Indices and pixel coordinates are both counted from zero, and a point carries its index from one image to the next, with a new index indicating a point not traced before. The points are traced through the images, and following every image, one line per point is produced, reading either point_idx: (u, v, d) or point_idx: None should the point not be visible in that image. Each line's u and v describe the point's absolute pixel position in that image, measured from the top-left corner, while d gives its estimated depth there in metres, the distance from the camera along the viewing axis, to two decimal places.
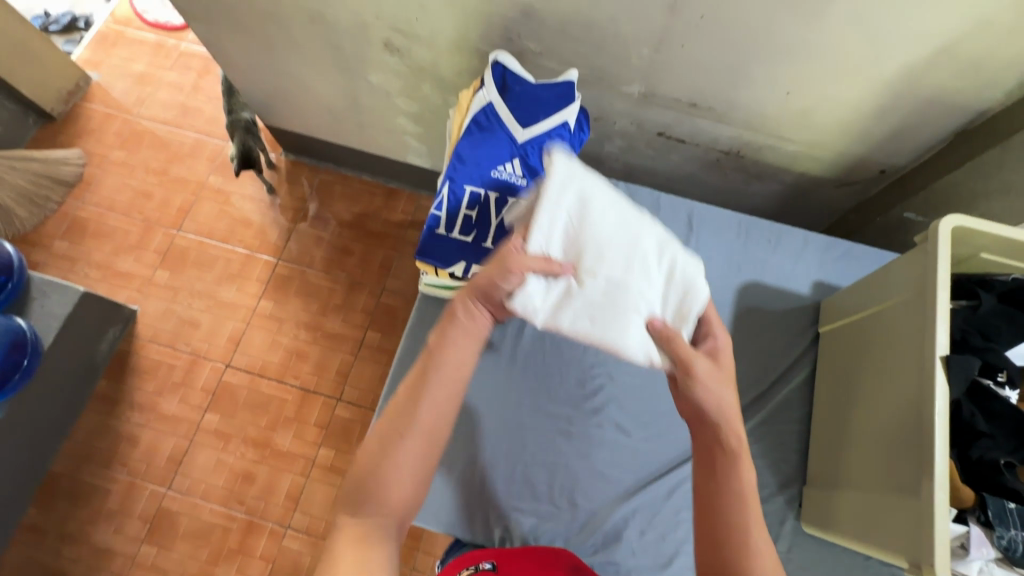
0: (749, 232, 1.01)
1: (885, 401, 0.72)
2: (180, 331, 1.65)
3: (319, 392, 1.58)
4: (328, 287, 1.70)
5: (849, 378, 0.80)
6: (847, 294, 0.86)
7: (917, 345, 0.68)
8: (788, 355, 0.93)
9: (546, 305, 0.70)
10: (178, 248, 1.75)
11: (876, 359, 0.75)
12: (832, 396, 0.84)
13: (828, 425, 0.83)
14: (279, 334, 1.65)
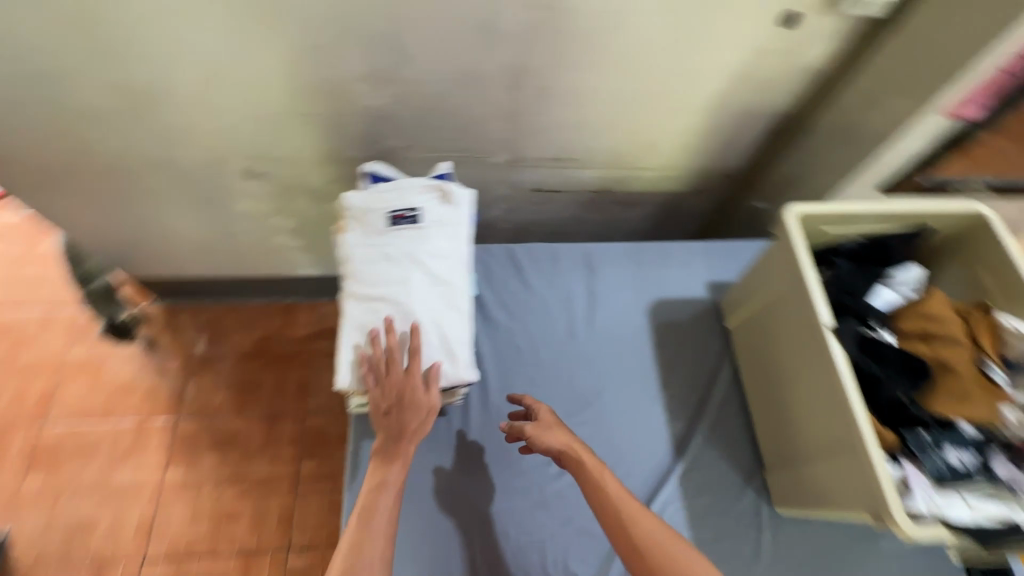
0: (641, 257, 1.09)
1: (800, 377, 0.80)
2: (72, 540, 1.38)
3: (263, 551, 1.40)
4: (245, 428, 1.54)
5: (766, 364, 0.89)
6: (740, 294, 0.96)
7: (806, 324, 0.77)
8: (711, 358, 1.00)
9: (364, 372, 0.74)
10: (47, 444, 1.49)
11: (781, 343, 0.85)
12: (759, 384, 0.92)
13: (765, 411, 0.90)
14: (199, 501, 1.45)
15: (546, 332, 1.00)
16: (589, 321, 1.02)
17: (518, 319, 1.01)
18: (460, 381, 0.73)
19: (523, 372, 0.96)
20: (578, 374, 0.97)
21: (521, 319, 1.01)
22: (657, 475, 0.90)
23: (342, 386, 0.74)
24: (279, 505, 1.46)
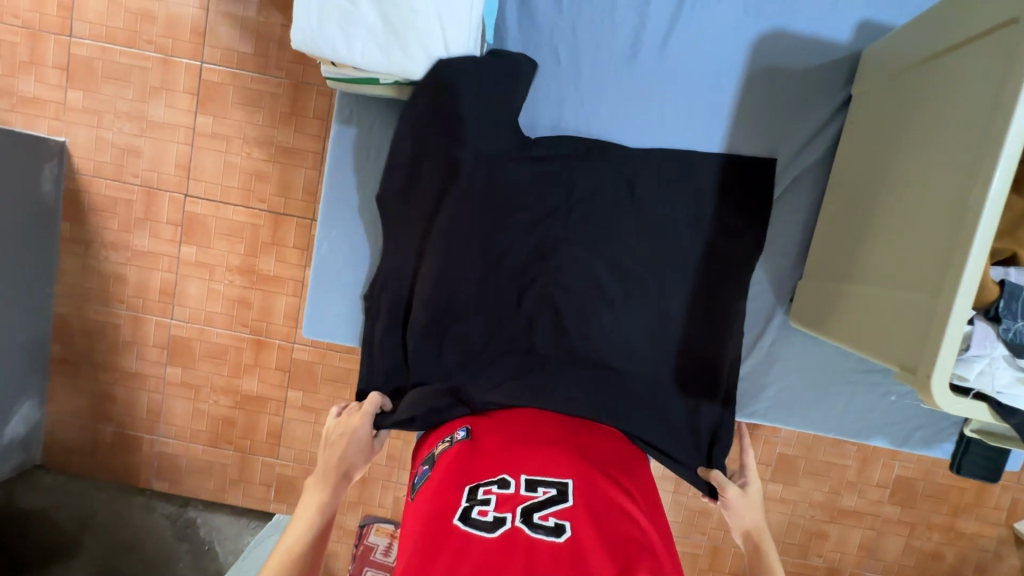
0: (758, 5, 0.94)
1: (908, 194, 0.74)
2: (123, 158, 1.48)
3: (285, 212, 1.49)
4: (268, 92, 1.45)
5: (883, 166, 0.81)
6: (890, 71, 0.83)
7: (992, 116, 0.62)
8: (784, 155, 0.96)
9: (333, 43, 0.78)
10: (79, 59, 1.45)
11: (916, 142, 0.75)
12: (858, 194, 0.85)
13: (845, 224, 0.87)
14: (230, 155, 1.48)
15: (608, 62, 0.96)
16: (656, 39, 0.95)
17: (569, 19, 0.95)
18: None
19: (571, 116, 0.98)
20: (628, 139, 0.98)
21: (581, 41, 0.96)
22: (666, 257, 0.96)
23: (298, 47, 0.78)
24: (306, 175, 1.47)
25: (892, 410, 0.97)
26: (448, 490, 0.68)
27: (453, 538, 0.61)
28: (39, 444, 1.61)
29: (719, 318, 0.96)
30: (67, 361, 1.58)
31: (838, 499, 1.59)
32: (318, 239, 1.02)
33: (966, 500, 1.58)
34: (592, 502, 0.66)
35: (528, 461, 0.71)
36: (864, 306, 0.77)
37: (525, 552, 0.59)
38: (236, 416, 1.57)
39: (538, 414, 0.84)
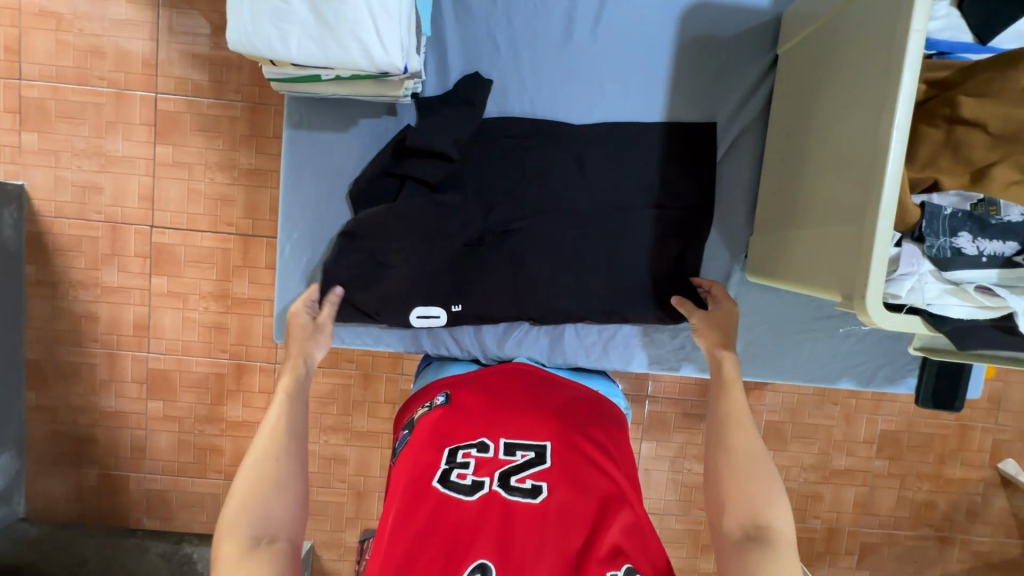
0: None
1: (828, 139, 0.78)
2: (84, 195, 1.47)
3: (255, 233, 1.49)
4: (225, 117, 1.46)
5: (804, 116, 0.86)
6: (807, 26, 0.87)
7: (888, 54, 0.67)
8: (723, 117, 1.00)
9: (267, 41, 0.79)
10: (31, 101, 1.44)
11: (829, 90, 0.80)
12: (790, 145, 0.90)
13: (782, 175, 0.91)
14: (193, 181, 1.48)
15: (546, 47, 0.99)
16: (589, 21, 0.99)
17: (503, 9, 0.98)
18: (392, 69, 0.80)
19: (518, 102, 1.01)
20: (575, 118, 1.01)
21: (518, 30, 0.99)
22: (621, 233, 1.00)
23: (236, 47, 0.78)
24: (272, 195, 1.48)
25: (853, 352, 1.01)
26: (430, 450, 0.76)
27: (432, 497, 0.69)
28: (20, 495, 1.57)
29: (680, 279, 1.01)
30: (44, 407, 1.54)
31: (828, 459, 1.62)
32: (281, 242, 1.03)
33: (950, 446, 1.62)
34: (565, 461, 0.74)
35: (506, 426, 0.79)
36: (804, 248, 0.81)
37: (503, 513, 0.67)
38: (223, 444, 1.55)
39: (512, 376, 0.91)
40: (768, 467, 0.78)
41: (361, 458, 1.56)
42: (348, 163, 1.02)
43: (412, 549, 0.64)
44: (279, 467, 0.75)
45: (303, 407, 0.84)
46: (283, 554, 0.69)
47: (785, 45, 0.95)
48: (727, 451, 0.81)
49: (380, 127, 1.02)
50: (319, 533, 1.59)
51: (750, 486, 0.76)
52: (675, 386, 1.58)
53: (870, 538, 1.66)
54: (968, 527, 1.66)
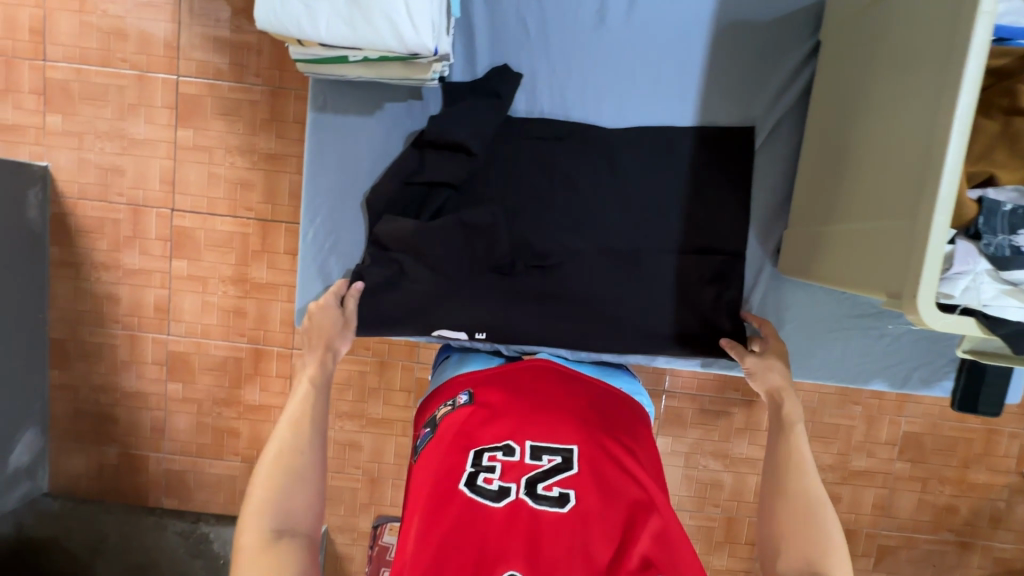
0: None
1: (878, 137, 0.75)
2: (107, 178, 1.48)
3: (273, 218, 1.48)
4: (246, 100, 1.45)
5: (848, 110, 0.82)
6: (857, 13, 0.83)
7: (950, 48, 0.63)
8: (759, 108, 0.97)
9: (296, 20, 0.77)
10: (55, 83, 1.45)
11: (881, 86, 0.76)
12: (834, 141, 0.86)
13: (823, 172, 0.88)
14: (213, 165, 1.48)
15: (578, 32, 0.97)
16: (622, 5, 0.96)
17: None
18: (422, 51, 0.79)
19: (546, 89, 0.99)
20: (605, 106, 0.99)
21: (549, 14, 0.96)
22: (647, 225, 0.98)
23: (264, 27, 0.77)
24: (291, 180, 1.47)
25: (885, 351, 0.99)
26: (454, 452, 0.75)
27: (458, 502, 0.68)
28: (44, 471, 1.60)
29: (710, 274, 0.98)
30: (67, 385, 1.57)
31: (848, 460, 1.59)
32: (304, 226, 1.02)
33: (974, 451, 1.58)
34: (592, 467, 0.73)
35: (532, 429, 0.77)
36: (846, 250, 0.78)
37: (530, 521, 0.66)
38: (240, 427, 1.57)
39: (537, 374, 0.89)
40: (831, 512, 0.76)
41: (376, 445, 1.56)
42: (372, 149, 1.00)
43: (439, 556, 0.63)
44: (302, 460, 0.75)
45: (324, 403, 0.83)
46: (298, 545, 0.68)
47: (828, 32, 0.91)
48: (786, 496, 0.80)
49: (404, 111, 1.00)
50: (333, 518, 1.60)
51: (813, 532, 0.74)
52: (694, 381, 1.56)
53: (888, 541, 1.63)
54: (990, 533, 1.62)
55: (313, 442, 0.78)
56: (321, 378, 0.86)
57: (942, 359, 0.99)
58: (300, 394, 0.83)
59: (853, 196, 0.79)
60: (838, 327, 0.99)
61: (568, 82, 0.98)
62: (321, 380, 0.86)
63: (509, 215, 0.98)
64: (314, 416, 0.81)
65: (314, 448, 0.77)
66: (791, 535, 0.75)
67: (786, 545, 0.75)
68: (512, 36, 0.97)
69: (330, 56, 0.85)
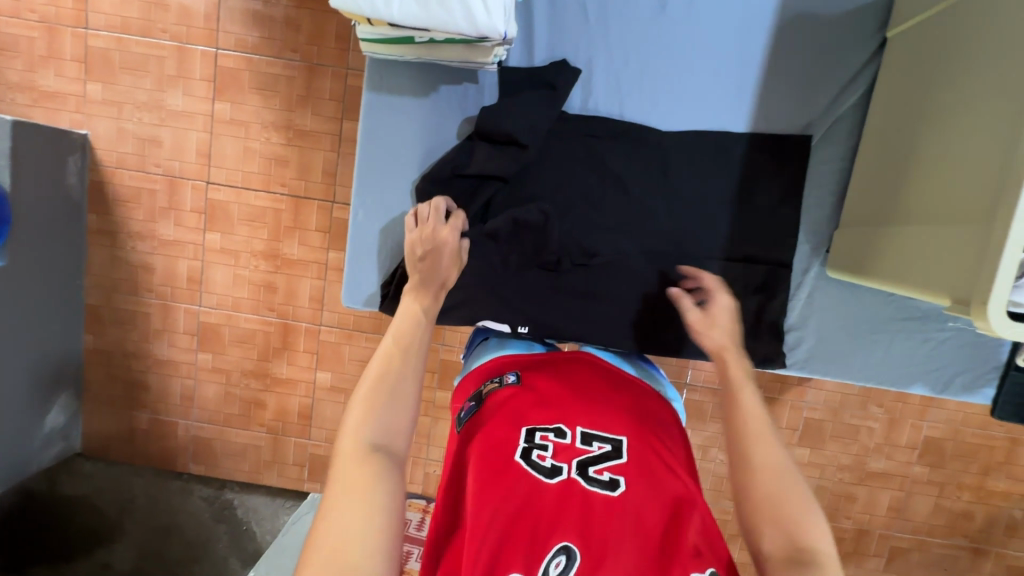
0: None
1: (964, 134, 0.74)
2: (145, 148, 1.50)
3: (306, 195, 1.50)
4: (283, 76, 1.45)
5: (928, 108, 0.82)
6: (934, 7, 0.82)
7: None
8: (820, 105, 0.96)
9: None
10: (96, 51, 1.46)
11: (966, 84, 0.75)
12: (904, 140, 0.85)
13: (890, 172, 0.87)
14: (249, 140, 1.49)
15: (636, 19, 0.95)
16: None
17: None
18: (493, 34, 0.78)
19: (601, 78, 0.98)
20: (658, 96, 0.98)
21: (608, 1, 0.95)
22: (691, 219, 0.98)
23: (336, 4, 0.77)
24: (325, 158, 1.48)
25: (929, 357, 0.99)
26: (507, 428, 0.76)
27: (513, 474, 0.70)
28: (78, 432, 1.65)
29: (757, 274, 0.98)
30: (100, 350, 1.61)
31: (867, 461, 1.59)
32: (353, 206, 1.03)
33: (995, 459, 1.58)
34: (642, 457, 0.74)
35: (582, 415, 0.79)
36: (911, 250, 0.78)
37: (582, 501, 0.68)
38: (266, 399, 1.61)
39: (583, 365, 0.90)
40: (803, 484, 0.70)
41: None
42: (425, 128, 1.01)
43: (495, 522, 0.65)
44: (400, 386, 0.71)
45: (428, 333, 0.78)
46: (387, 466, 0.64)
47: (898, 28, 0.89)
48: (750, 468, 0.72)
49: (458, 95, 1.00)
50: None
51: (786, 507, 0.67)
52: (716, 376, 1.56)
53: (901, 543, 1.64)
54: (1004, 541, 1.62)
55: (412, 366, 0.74)
56: (422, 304, 0.81)
57: (986, 368, 0.99)
58: (407, 313, 0.79)
59: (928, 195, 0.78)
60: (882, 331, 0.99)
61: (621, 71, 0.97)
62: (422, 306, 0.81)
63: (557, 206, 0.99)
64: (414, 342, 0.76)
65: (414, 373, 0.73)
66: (768, 508, 0.68)
67: (760, 520, 0.68)
68: (571, 22, 0.96)
69: (395, 36, 0.85)
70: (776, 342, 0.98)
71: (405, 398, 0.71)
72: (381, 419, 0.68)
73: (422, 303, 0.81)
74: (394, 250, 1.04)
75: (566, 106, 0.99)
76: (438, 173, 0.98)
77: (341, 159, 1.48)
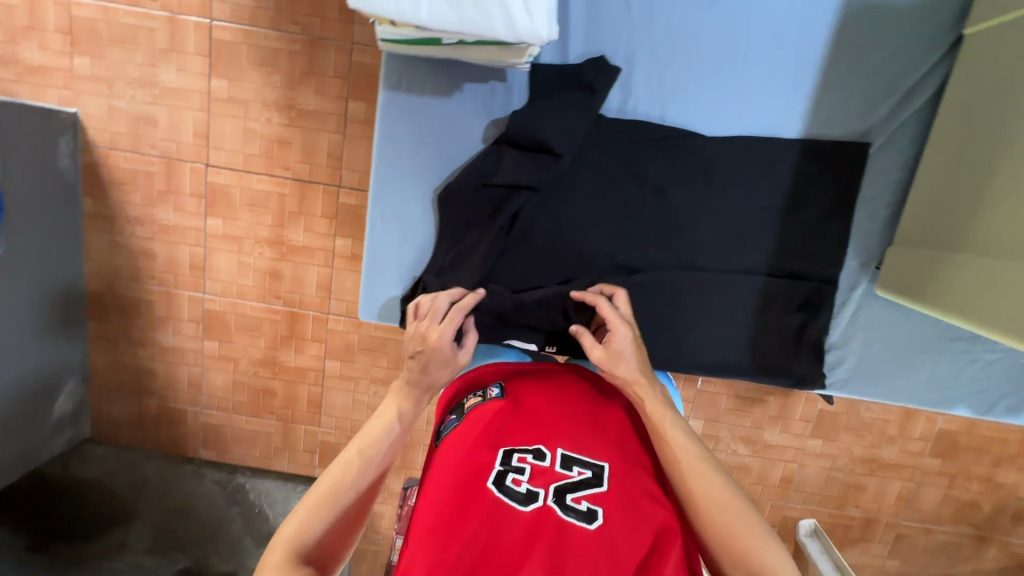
0: None
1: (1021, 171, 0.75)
2: (139, 128, 1.42)
3: (311, 179, 1.43)
4: (283, 51, 1.36)
5: (981, 140, 0.82)
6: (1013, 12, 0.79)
7: None
8: (882, 110, 0.93)
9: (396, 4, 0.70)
10: (81, 22, 1.36)
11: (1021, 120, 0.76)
12: (969, 163, 0.84)
13: (952, 195, 0.86)
14: (249, 120, 1.40)
15: (682, 15, 0.91)
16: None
17: None
18: (535, 41, 0.72)
19: (641, 75, 0.94)
20: (701, 99, 0.94)
21: None
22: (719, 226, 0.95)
23: (361, 10, 0.70)
24: (329, 141, 1.40)
25: (970, 378, 1.00)
26: (481, 448, 0.74)
27: (486, 500, 0.68)
28: (87, 419, 1.64)
29: (796, 288, 0.97)
30: (104, 337, 1.58)
31: (879, 453, 1.59)
32: (371, 215, 0.98)
33: (1008, 452, 1.57)
34: (622, 486, 0.71)
35: (565, 435, 0.76)
36: (980, 282, 0.78)
37: (555, 530, 0.65)
38: (276, 387, 1.59)
39: (568, 380, 0.87)
40: (754, 513, 0.70)
41: None
42: (450, 133, 0.96)
43: (466, 552, 0.63)
44: (350, 497, 0.71)
45: (396, 447, 0.77)
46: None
47: (975, 27, 0.86)
48: (696, 506, 0.71)
49: (486, 94, 0.95)
50: None
51: (737, 543, 0.67)
52: None
53: (906, 531, 1.66)
54: (1009, 529, 1.64)
55: (372, 477, 0.73)
56: (400, 408, 0.81)
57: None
58: (382, 419, 0.79)
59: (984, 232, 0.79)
60: (925, 354, 0.99)
61: (664, 70, 0.93)
62: (395, 410, 0.80)
63: (588, 215, 0.95)
64: (379, 448, 0.76)
65: (371, 482, 0.73)
66: (727, 542, 0.68)
67: (718, 552, 0.69)
68: (613, 17, 0.91)
69: (423, 37, 0.78)
70: (816, 362, 0.98)
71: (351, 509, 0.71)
72: (323, 525, 0.68)
73: (399, 411, 0.80)
74: (414, 261, 0.99)
75: (605, 109, 0.95)
76: (465, 180, 0.94)
77: (346, 141, 1.40)
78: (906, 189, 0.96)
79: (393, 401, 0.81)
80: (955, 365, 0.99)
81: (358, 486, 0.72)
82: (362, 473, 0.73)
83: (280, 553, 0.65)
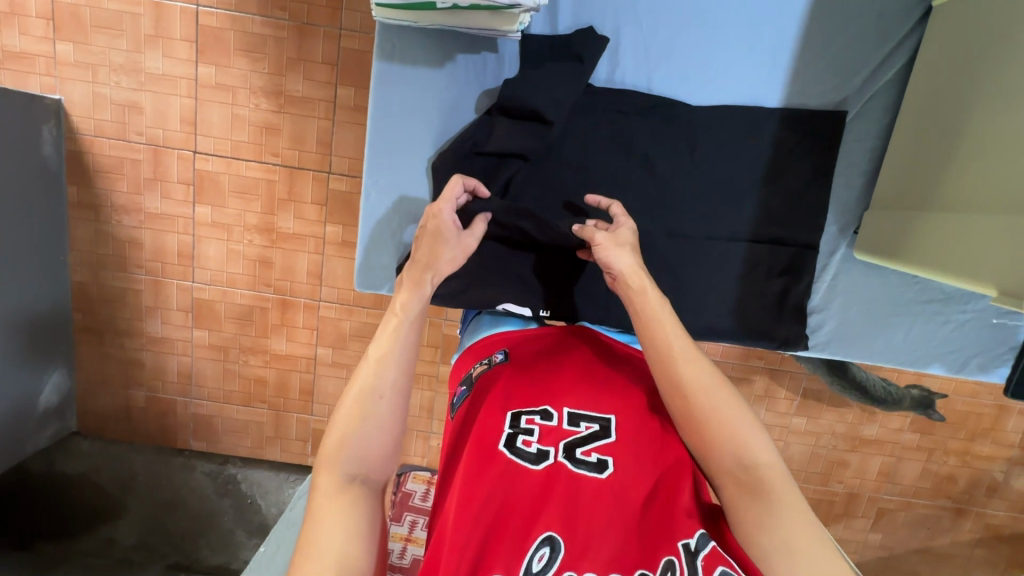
0: None
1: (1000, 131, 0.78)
2: (124, 116, 1.41)
3: (300, 166, 1.43)
4: (271, 37, 1.36)
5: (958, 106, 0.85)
6: None
7: None
8: (858, 80, 0.97)
9: None
10: (64, 8, 1.34)
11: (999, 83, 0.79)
12: (938, 124, 0.88)
13: (927, 159, 0.89)
14: (238, 107, 1.40)
15: None
16: None
17: None
18: (527, 3, 0.77)
19: (629, 48, 0.96)
20: (685, 72, 0.97)
21: None
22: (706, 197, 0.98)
23: None
24: (318, 127, 1.41)
25: (947, 337, 1.04)
26: (490, 413, 0.76)
27: (498, 462, 0.69)
28: (73, 411, 1.62)
29: (780, 254, 1.00)
30: (90, 329, 1.56)
31: (861, 429, 1.64)
32: (367, 185, 0.99)
33: (983, 425, 1.63)
34: (631, 437, 0.73)
35: (572, 395, 0.78)
36: (955, 234, 0.82)
37: (567, 485, 0.67)
38: (267, 376, 1.58)
39: (572, 343, 0.89)
40: (741, 408, 0.74)
41: None
42: (442, 102, 0.97)
43: (483, 511, 0.65)
44: (381, 406, 0.72)
45: (412, 343, 0.77)
46: (368, 494, 0.68)
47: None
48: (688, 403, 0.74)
49: (477, 64, 0.97)
50: None
51: (723, 431, 0.71)
52: (718, 349, 1.57)
53: (888, 505, 1.71)
54: (985, 501, 1.70)
55: (393, 385, 0.74)
56: (405, 305, 0.79)
57: (1000, 348, 1.04)
58: (391, 321, 0.78)
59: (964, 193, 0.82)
60: (902, 313, 1.03)
61: (648, 44, 0.96)
62: (400, 308, 0.79)
63: (579, 184, 0.98)
64: (392, 353, 0.75)
65: (395, 391, 0.74)
66: (718, 434, 0.72)
67: (705, 443, 0.72)
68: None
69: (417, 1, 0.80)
70: (798, 325, 1.01)
71: (384, 419, 0.72)
72: (360, 438, 0.70)
73: (405, 308, 0.79)
74: (409, 230, 1.01)
75: (593, 80, 0.98)
76: (457, 150, 0.96)
77: (335, 128, 1.40)
78: (881, 157, 1.00)
79: (398, 300, 0.80)
80: (931, 325, 1.04)
81: (382, 399, 0.73)
82: (380, 385, 0.73)
83: (327, 471, 0.68)
